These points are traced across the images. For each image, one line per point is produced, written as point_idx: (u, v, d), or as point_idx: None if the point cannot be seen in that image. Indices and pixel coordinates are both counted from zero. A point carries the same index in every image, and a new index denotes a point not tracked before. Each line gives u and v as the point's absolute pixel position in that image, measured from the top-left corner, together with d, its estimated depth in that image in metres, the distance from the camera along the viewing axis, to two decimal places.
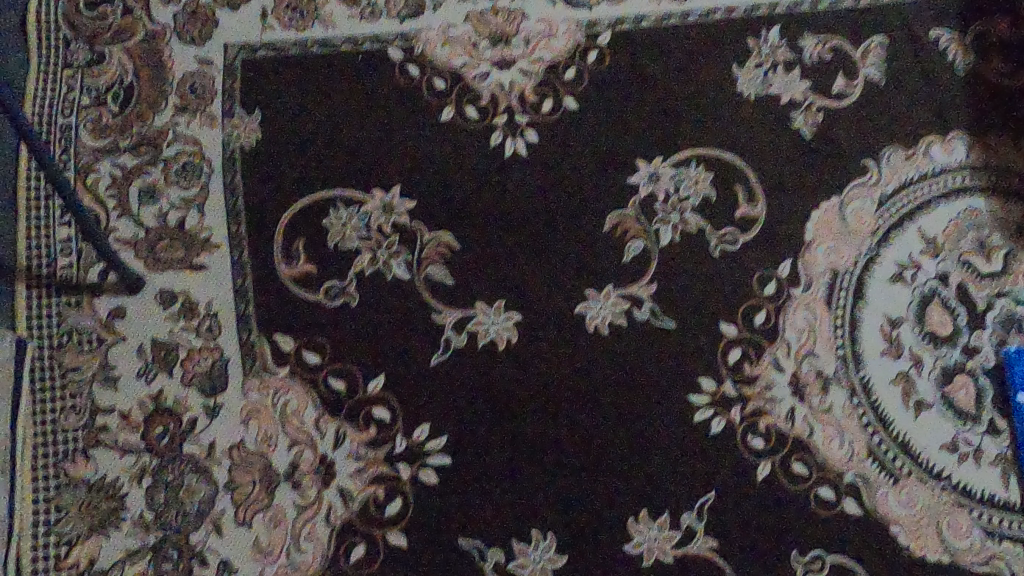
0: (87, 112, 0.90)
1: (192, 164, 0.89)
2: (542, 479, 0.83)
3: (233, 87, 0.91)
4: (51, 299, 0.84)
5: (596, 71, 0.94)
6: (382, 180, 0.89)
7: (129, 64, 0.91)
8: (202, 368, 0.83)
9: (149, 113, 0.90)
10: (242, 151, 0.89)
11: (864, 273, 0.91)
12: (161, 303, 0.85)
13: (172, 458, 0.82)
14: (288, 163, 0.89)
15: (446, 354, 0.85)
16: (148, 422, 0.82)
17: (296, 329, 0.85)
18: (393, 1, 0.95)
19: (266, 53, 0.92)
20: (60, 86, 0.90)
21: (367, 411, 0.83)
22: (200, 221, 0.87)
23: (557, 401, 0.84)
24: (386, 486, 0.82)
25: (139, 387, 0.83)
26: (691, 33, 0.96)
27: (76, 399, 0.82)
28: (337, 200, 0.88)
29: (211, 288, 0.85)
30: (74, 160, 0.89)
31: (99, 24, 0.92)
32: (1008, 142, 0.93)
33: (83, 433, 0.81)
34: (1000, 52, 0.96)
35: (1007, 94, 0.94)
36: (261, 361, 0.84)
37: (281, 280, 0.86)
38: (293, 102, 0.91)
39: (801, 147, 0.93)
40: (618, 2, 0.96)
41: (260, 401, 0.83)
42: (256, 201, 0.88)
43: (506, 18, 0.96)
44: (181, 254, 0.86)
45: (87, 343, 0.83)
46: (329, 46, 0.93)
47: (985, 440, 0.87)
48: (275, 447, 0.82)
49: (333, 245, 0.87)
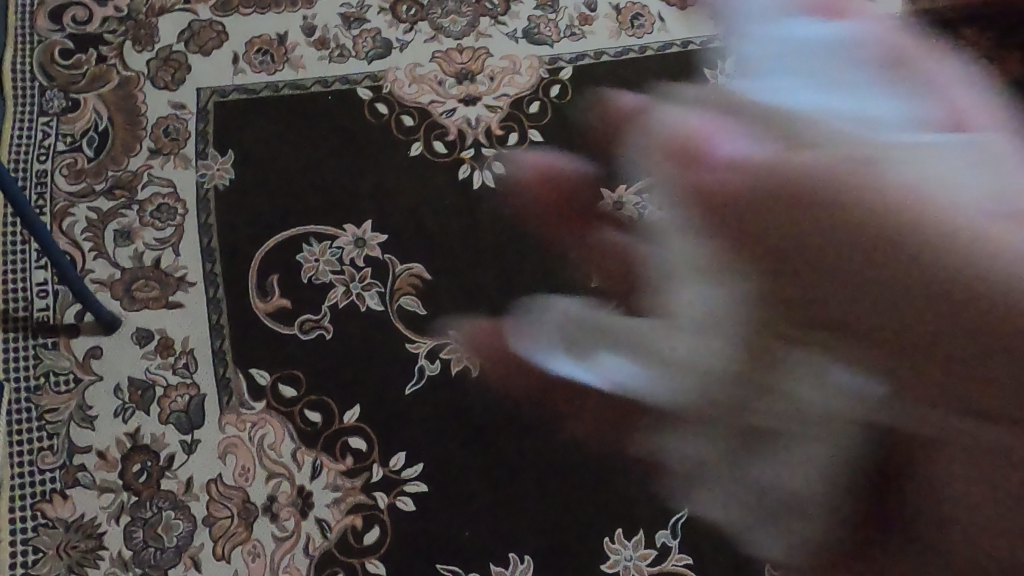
0: (62, 157, 0.91)
1: (167, 205, 0.91)
2: (517, 503, 0.84)
3: (206, 129, 0.94)
4: (26, 341, 0.85)
5: (559, 105, 0.98)
6: (353, 214, 0.92)
7: (104, 110, 0.93)
8: (179, 404, 0.85)
9: (124, 156, 0.92)
10: (216, 190, 0.92)
11: (828, 289, 0.94)
12: (138, 341, 0.86)
13: (150, 495, 0.82)
14: (261, 200, 0.92)
15: (418, 386, 0.86)
16: (126, 460, 0.83)
17: (272, 362, 0.86)
18: (362, 44, 0.99)
19: (238, 95, 0.95)
20: (33, 133, 0.91)
21: (343, 441, 0.84)
22: (176, 260, 0.89)
23: (509, 424, 0.86)
24: (364, 515, 0.83)
25: (116, 426, 0.83)
26: (649, 67, 1.02)
27: (53, 440, 0.82)
28: (310, 235, 0.91)
29: (187, 325, 0.87)
30: (49, 204, 0.89)
31: (73, 73, 0.94)
32: (954, 160, 1.03)
33: (60, 473, 0.81)
34: (934, 81, 1.05)
35: (951, 113, 1.05)
36: (237, 395, 0.85)
37: (256, 315, 0.88)
38: (266, 142, 0.94)
39: (753, 176, 0.98)
40: (578, 40, 1.02)
41: (238, 435, 0.84)
42: (230, 239, 0.90)
43: (471, 57, 1.00)
44: (157, 292, 0.88)
45: (64, 383, 0.84)
46: (300, 87, 0.96)
47: None
48: (253, 480, 0.83)
49: (306, 278, 0.89)
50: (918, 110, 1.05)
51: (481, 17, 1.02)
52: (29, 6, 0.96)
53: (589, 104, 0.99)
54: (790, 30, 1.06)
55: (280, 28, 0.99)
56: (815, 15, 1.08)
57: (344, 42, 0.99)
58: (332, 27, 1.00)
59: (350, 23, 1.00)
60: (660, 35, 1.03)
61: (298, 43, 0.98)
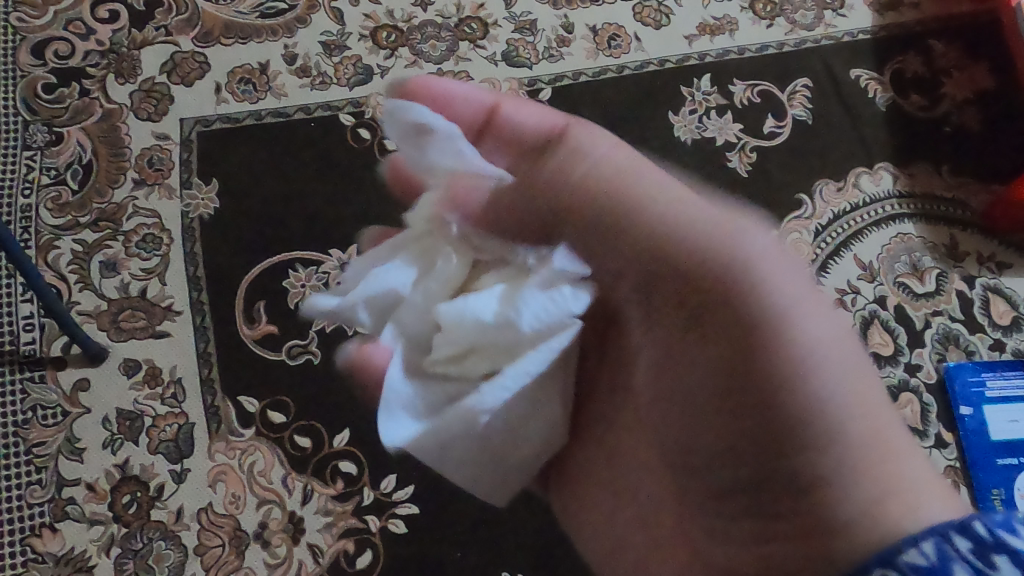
0: (47, 190, 0.91)
1: (153, 235, 0.91)
2: (510, 524, 0.84)
3: (191, 158, 0.95)
4: (13, 376, 0.85)
5: None
6: (338, 240, 0.92)
7: (87, 143, 0.94)
8: (168, 434, 0.85)
9: (109, 188, 0.92)
10: (201, 219, 0.92)
11: None
12: (126, 372, 0.86)
13: (140, 526, 0.82)
14: (246, 228, 0.92)
15: (302, 356, 0.88)
16: (115, 491, 0.82)
17: (260, 389, 0.86)
18: (343, 70, 1.01)
19: (221, 124, 0.96)
20: (17, 167, 0.92)
21: (333, 466, 0.84)
22: (162, 289, 0.89)
23: None
24: (356, 539, 0.83)
25: (105, 457, 0.83)
26: (626, 87, 1.04)
27: (41, 473, 0.82)
28: (295, 260, 0.91)
29: (175, 354, 0.87)
30: (34, 237, 0.89)
31: (57, 106, 0.95)
32: (926, 171, 1.05)
33: (49, 507, 0.81)
34: None
35: (921, 125, 1.08)
36: (226, 423, 0.85)
37: (244, 342, 0.88)
38: (250, 169, 0.95)
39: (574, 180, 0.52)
40: (557, 61, 1.05)
41: (227, 463, 0.84)
42: (216, 267, 0.90)
43: (451, 81, 1.02)
44: (144, 322, 0.88)
45: (52, 416, 0.84)
46: (283, 115, 0.97)
47: (933, 454, 0.93)
48: (243, 508, 0.83)
49: (293, 304, 0.90)
50: (890, 122, 1.08)
51: (460, 41, 1.04)
52: (12, 41, 0.97)
53: None
54: (763, 47, 1.09)
55: (262, 58, 1.00)
56: (788, 31, 1.11)
57: (326, 69, 1.00)
58: (313, 55, 1.01)
59: (331, 50, 1.02)
60: (637, 54, 1.06)
61: (280, 71, 0.99)
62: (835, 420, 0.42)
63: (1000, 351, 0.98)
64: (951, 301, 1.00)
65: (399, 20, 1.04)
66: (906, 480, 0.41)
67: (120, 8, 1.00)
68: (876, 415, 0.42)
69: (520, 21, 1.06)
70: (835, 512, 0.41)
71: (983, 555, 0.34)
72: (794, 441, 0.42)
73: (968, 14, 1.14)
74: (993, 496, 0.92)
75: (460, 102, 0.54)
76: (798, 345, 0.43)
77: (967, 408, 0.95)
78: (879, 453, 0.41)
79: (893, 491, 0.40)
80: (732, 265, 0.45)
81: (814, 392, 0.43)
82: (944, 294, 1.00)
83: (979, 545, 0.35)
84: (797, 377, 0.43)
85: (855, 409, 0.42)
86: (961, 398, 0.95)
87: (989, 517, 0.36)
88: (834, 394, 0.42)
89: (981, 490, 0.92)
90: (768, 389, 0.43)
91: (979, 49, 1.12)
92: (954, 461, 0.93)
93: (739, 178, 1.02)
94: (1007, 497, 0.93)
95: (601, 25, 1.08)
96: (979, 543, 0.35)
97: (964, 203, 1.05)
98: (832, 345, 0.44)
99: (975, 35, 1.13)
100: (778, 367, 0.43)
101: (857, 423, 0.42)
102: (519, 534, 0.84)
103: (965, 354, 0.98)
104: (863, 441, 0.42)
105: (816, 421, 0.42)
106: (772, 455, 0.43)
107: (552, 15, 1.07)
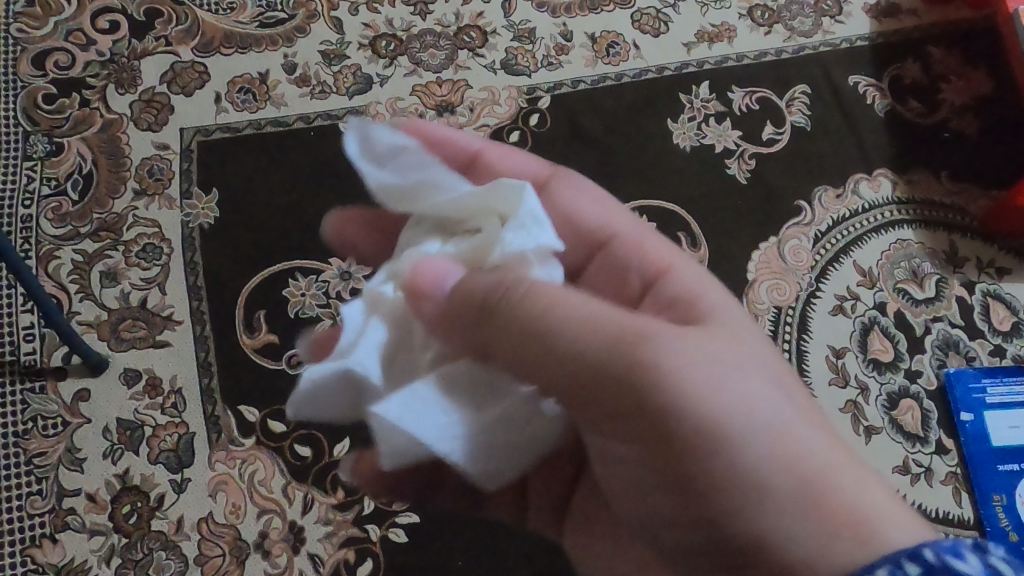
0: (48, 201, 0.92)
1: (153, 245, 0.91)
2: (510, 532, 0.84)
3: (191, 167, 0.95)
4: (14, 386, 0.85)
5: (538, 133, 1.01)
6: (338, 248, 0.93)
7: (88, 153, 0.94)
8: (168, 444, 0.85)
9: (109, 198, 0.93)
10: (201, 229, 0.92)
11: (807, 308, 0.98)
12: (126, 382, 0.86)
13: (140, 537, 0.82)
14: (246, 237, 0.92)
15: (302, 365, 0.88)
16: (115, 502, 0.82)
17: (260, 399, 0.86)
18: (343, 79, 1.01)
19: (221, 134, 0.96)
20: (18, 178, 0.92)
21: (333, 475, 0.84)
22: (162, 299, 0.89)
23: None
24: (357, 548, 0.83)
25: (105, 468, 0.83)
26: (625, 94, 1.05)
27: (41, 484, 0.82)
28: (296, 269, 0.92)
29: (175, 364, 0.87)
30: (35, 248, 0.90)
31: (58, 117, 0.95)
32: (924, 178, 1.05)
33: (49, 518, 0.81)
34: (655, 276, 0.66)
35: (920, 131, 1.08)
36: (226, 432, 0.85)
37: (244, 351, 0.88)
38: (250, 178, 0.95)
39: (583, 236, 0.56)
40: (555, 69, 1.05)
41: (227, 472, 0.84)
42: (216, 276, 0.91)
43: (450, 89, 1.02)
44: (144, 332, 0.88)
45: (52, 427, 0.84)
46: (283, 124, 0.98)
47: (934, 460, 0.93)
48: (244, 517, 0.83)
49: (293, 313, 0.90)
50: (889, 129, 1.08)
51: (459, 49, 1.04)
52: (12, 52, 0.97)
53: (566, 133, 1.01)
54: (761, 54, 1.10)
55: (262, 67, 1.00)
56: (786, 38, 1.11)
57: (325, 78, 1.01)
58: (313, 64, 1.01)
59: (330, 59, 1.02)
60: (635, 62, 1.07)
61: (279, 81, 1.00)
62: (760, 484, 0.41)
63: (1000, 357, 0.98)
64: (951, 307, 1.00)
65: (399, 29, 1.04)
66: (859, 509, 0.41)
67: (120, 18, 1.00)
68: (805, 456, 0.42)
69: (519, 29, 1.07)
70: (792, 559, 0.41)
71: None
72: (729, 510, 0.42)
73: (965, 20, 1.15)
74: (995, 503, 0.92)
75: (442, 145, 0.57)
76: (708, 424, 0.41)
77: (968, 415, 0.95)
78: (821, 495, 0.41)
79: (844, 524, 0.40)
80: (622, 352, 0.41)
81: (733, 467, 0.41)
82: (943, 301, 1.00)
83: (930, 570, 0.37)
84: (716, 456, 0.41)
85: (782, 466, 0.41)
86: (961, 404, 0.96)
87: (938, 543, 0.39)
88: (754, 459, 0.41)
89: (983, 496, 0.92)
90: (693, 471, 0.42)
91: (977, 55, 1.13)
92: (955, 466, 0.93)
93: (738, 185, 1.02)
94: (1008, 503, 0.92)
95: (600, 32, 1.08)
96: (928, 568, 0.37)
97: (963, 209, 1.05)
98: (741, 411, 0.42)
99: (973, 42, 1.13)
100: (697, 455, 0.41)
101: (785, 476, 0.41)
102: (519, 543, 0.84)
103: (966, 360, 0.98)
104: (795, 499, 0.41)
105: (744, 489, 0.41)
106: (711, 520, 0.43)
107: (550, 23, 1.08)
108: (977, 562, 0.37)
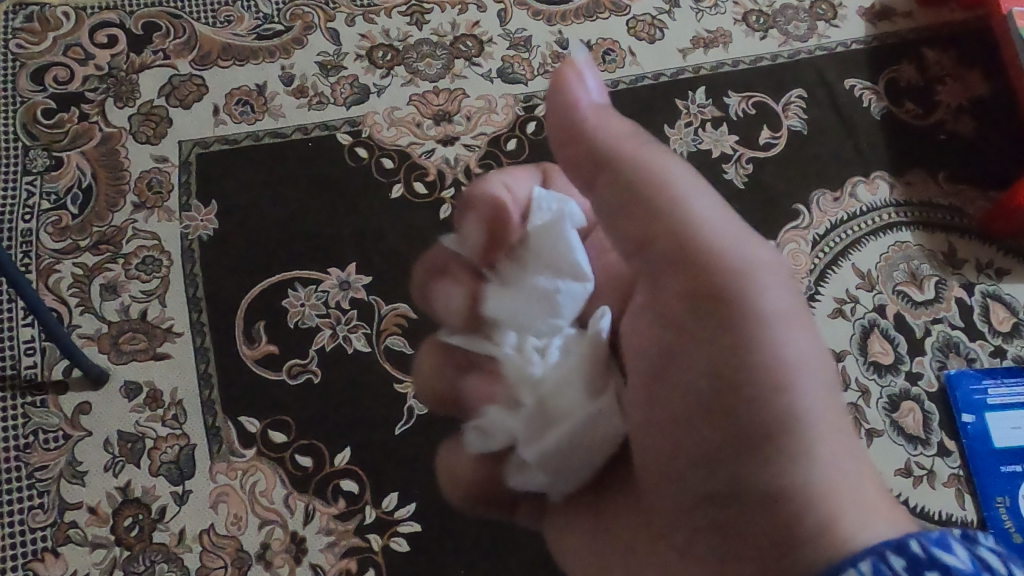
0: (48, 215, 0.92)
1: (152, 257, 0.92)
2: (513, 539, 0.84)
3: (189, 180, 0.95)
4: (15, 400, 0.85)
5: (535, 141, 1.01)
6: (337, 258, 0.93)
7: (87, 166, 0.95)
8: (169, 456, 0.85)
9: (108, 212, 0.93)
10: (200, 240, 0.93)
11: None
12: (127, 395, 0.86)
13: (141, 549, 0.82)
14: (245, 248, 0.93)
15: (302, 375, 0.88)
16: (117, 514, 0.82)
17: (260, 409, 0.87)
18: (340, 90, 1.01)
19: (219, 146, 0.97)
20: (17, 192, 0.92)
21: (335, 485, 0.85)
22: (162, 311, 0.90)
23: (409, 443, 0.86)
24: (359, 557, 0.83)
25: (106, 480, 0.83)
26: (621, 101, 1.05)
27: (43, 498, 0.82)
28: (295, 279, 0.92)
29: (175, 376, 0.87)
30: (35, 262, 0.90)
31: (57, 131, 0.96)
32: (922, 179, 1.06)
33: (51, 531, 0.81)
34: None
35: (916, 133, 1.08)
36: (227, 444, 0.85)
37: (244, 363, 0.88)
38: (248, 190, 0.95)
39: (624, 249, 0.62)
40: (551, 76, 1.05)
41: (229, 484, 0.84)
42: (215, 287, 0.91)
43: (447, 98, 1.03)
44: (145, 345, 0.88)
45: (53, 440, 0.84)
46: (281, 135, 0.98)
47: (937, 462, 0.93)
48: (245, 529, 0.83)
49: (293, 323, 0.90)
50: (886, 131, 1.08)
51: (455, 59, 1.05)
52: (12, 67, 0.98)
53: None
54: (757, 59, 1.10)
55: (259, 79, 1.01)
56: (781, 42, 1.11)
57: (322, 89, 1.01)
58: (310, 76, 1.02)
59: (327, 70, 1.02)
60: (632, 69, 1.07)
61: (277, 92, 1.00)
62: (810, 432, 0.46)
63: (1001, 358, 0.98)
64: (951, 308, 1.00)
65: (394, 39, 1.05)
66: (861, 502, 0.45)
67: (118, 32, 1.01)
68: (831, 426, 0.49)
69: (515, 38, 1.07)
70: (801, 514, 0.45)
71: (917, 572, 0.37)
72: (772, 449, 0.46)
73: (960, 22, 1.15)
74: (998, 505, 0.92)
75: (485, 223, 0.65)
76: (782, 367, 0.47)
77: (969, 416, 0.95)
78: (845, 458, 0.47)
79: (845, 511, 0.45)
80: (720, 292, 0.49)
81: (798, 408, 0.46)
82: (943, 302, 1.00)
83: (915, 562, 0.38)
84: (784, 392, 0.46)
85: (825, 428, 0.46)
86: (962, 405, 0.95)
87: (926, 536, 0.39)
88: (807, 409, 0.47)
89: (986, 499, 0.92)
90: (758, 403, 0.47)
91: (973, 57, 1.13)
92: (957, 468, 0.93)
93: (736, 189, 1.02)
94: (1011, 505, 0.92)
95: (595, 40, 1.08)
96: (913, 560, 0.38)
97: (961, 210, 1.05)
98: (815, 363, 0.48)
99: (968, 44, 1.14)
100: (768, 387, 0.47)
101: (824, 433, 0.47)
102: (521, 550, 0.84)
103: (966, 362, 0.98)
104: (828, 459, 0.46)
105: (794, 430, 0.46)
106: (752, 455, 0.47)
107: (546, 31, 1.08)
108: (964, 555, 0.37)
